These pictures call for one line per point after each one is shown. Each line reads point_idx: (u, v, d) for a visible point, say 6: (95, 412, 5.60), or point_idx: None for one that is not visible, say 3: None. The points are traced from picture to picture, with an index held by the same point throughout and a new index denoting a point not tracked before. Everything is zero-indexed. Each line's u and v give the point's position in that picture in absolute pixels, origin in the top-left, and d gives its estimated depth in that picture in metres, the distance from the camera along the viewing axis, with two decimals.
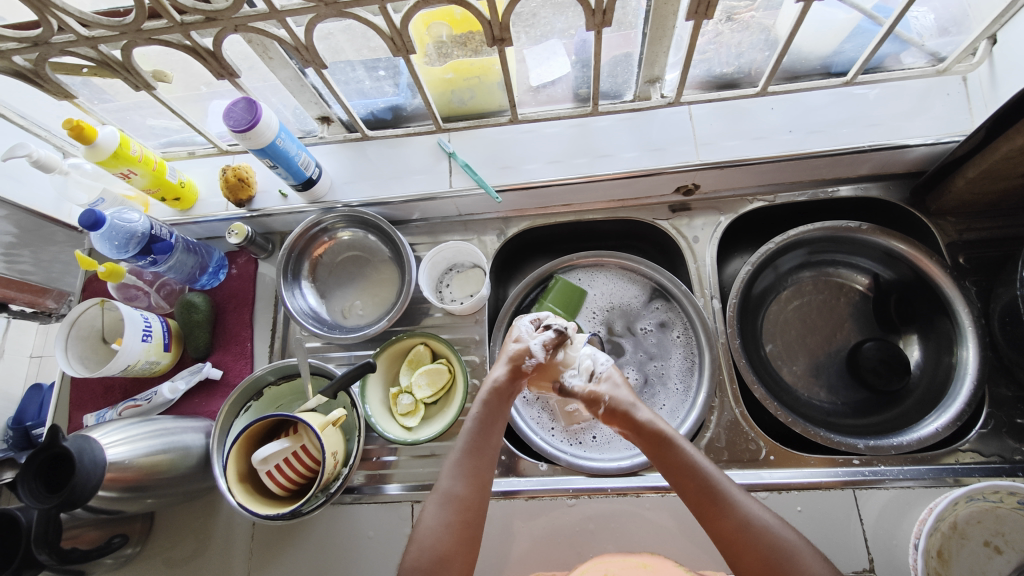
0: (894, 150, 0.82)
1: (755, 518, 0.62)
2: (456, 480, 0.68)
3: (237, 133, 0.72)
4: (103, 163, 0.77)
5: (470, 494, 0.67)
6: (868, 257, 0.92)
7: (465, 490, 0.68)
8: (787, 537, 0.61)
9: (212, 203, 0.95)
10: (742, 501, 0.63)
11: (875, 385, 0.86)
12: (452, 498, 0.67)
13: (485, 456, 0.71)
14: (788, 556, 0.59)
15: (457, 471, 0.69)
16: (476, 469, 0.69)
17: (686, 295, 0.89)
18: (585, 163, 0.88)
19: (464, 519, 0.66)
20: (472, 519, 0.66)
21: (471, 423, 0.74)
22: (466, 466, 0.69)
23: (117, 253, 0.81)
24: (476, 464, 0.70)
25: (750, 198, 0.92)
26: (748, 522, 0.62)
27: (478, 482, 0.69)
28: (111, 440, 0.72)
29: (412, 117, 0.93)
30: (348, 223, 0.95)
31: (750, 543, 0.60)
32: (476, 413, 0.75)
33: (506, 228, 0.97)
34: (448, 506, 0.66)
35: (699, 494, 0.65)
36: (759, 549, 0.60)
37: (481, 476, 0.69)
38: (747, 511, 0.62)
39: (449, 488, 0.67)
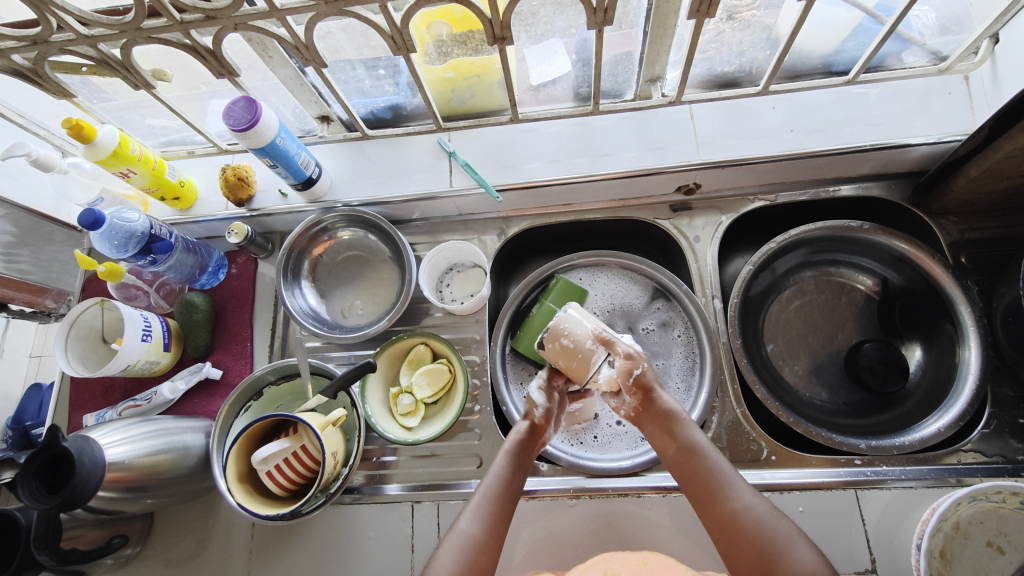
0: (895, 149, 0.82)
1: (751, 508, 0.63)
2: (474, 522, 0.66)
3: (237, 132, 0.72)
4: (103, 162, 0.77)
5: (487, 539, 0.65)
6: (870, 257, 0.92)
7: (482, 532, 0.65)
8: (784, 529, 0.61)
9: (212, 202, 0.95)
10: (741, 492, 0.65)
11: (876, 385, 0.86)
12: (469, 539, 0.64)
13: (507, 506, 0.68)
14: (782, 545, 0.59)
15: (476, 511, 0.67)
16: (497, 516, 0.67)
17: (687, 295, 0.89)
18: (586, 162, 0.88)
19: (479, 561, 0.63)
20: (487, 562, 0.63)
21: (495, 468, 0.71)
22: (486, 509, 0.67)
23: (117, 253, 0.81)
24: (498, 511, 0.67)
25: (751, 197, 0.92)
26: (745, 512, 0.63)
27: (498, 529, 0.66)
28: (110, 440, 0.71)
29: (412, 116, 0.93)
30: (348, 222, 0.94)
31: (745, 530, 0.62)
32: (504, 456, 0.72)
33: (506, 228, 0.97)
34: (462, 548, 0.63)
35: (701, 484, 0.67)
36: (753, 537, 0.61)
37: (500, 524, 0.67)
38: (747, 500, 0.64)
39: (466, 529, 0.65)
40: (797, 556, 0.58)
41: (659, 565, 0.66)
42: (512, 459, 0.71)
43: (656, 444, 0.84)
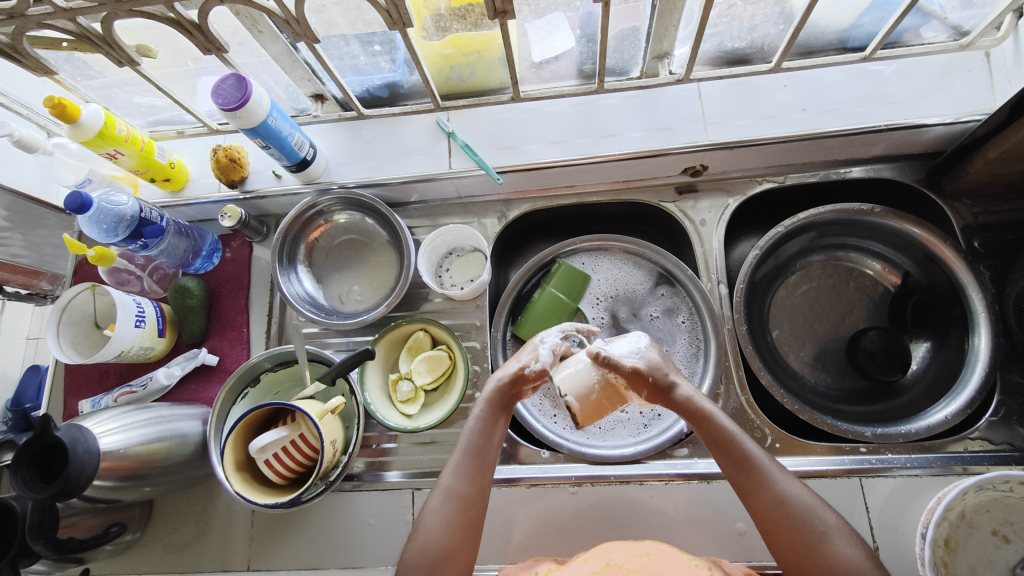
0: (910, 130, 0.79)
1: (793, 497, 0.61)
2: (458, 478, 0.65)
3: (226, 112, 0.69)
4: (88, 143, 0.74)
5: (472, 492, 0.64)
6: (881, 243, 0.90)
7: (468, 488, 0.64)
8: (825, 518, 0.60)
9: (203, 183, 0.92)
10: (784, 480, 0.62)
11: (875, 373, 0.86)
12: (454, 497, 0.63)
13: (488, 457, 0.67)
14: (823, 536, 0.58)
15: (459, 467, 0.65)
16: (480, 470, 0.66)
17: (692, 280, 0.87)
18: (589, 143, 0.85)
19: (465, 518, 0.63)
20: (473, 518, 0.63)
21: (474, 419, 0.69)
22: (469, 462, 0.66)
23: (106, 237, 0.78)
24: (480, 464, 0.66)
25: (759, 179, 0.89)
26: (785, 500, 0.61)
27: (481, 477, 0.65)
28: (104, 429, 0.70)
29: (410, 95, 0.90)
30: (344, 205, 0.91)
31: (787, 521, 0.60)
32: (484, 401, 0.70)
33: (507, 211, 0.94)
34: (450, 503, 0.63)
35: (736, 468, 0.64)
36: (796, 531, 0.59)
37: (483, 474, 0.66)
38: (785, 491, 0.61)
39: (450, 485, 0.64)
40: (839, 549, 0.57)
41: (661, 556, 0.65)
42: (491, 409, 0.69)
43: (658, 432, 0.83)
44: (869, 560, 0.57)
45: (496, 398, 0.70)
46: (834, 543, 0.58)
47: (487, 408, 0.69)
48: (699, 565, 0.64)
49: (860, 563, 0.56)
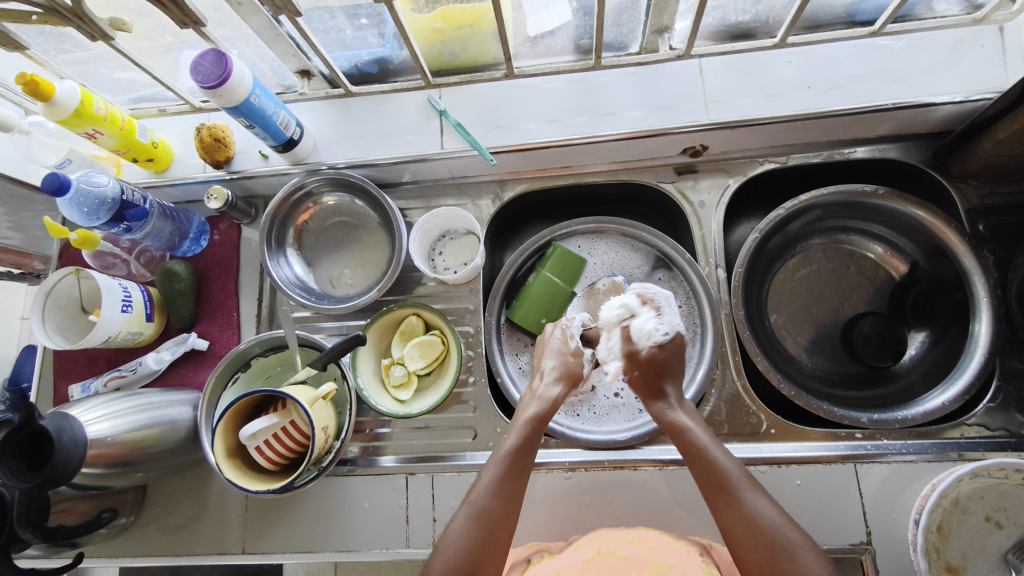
0: (918, 109, 0.76)
1: (761, 513, 0.58)
2: (490, 495, 0.62)
3: (206, 90, 0.66)
4: (65, 122, 0.71)
5: (503, 513, 0.62)
6: (883, 225, 0.88)
7: (500, 508, 0.62)
8: (792, 536, 0.56)
9: (188, 164, 0.89)
10: (752, 495, 0.59)
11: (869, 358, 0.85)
12: (485, 515, 0.61)
13: (522, 478, 0.65)
14: (786, 551, 0.54)
15: (492, 481, 0.63)
16: (514, 487, 0.63)
17: (689, 264, 0.85)
18: (586, 122, 0.82)
19: (496, 538, 0.60)
20: (504, 539, 0.60)
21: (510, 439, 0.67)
22: (504, 479, 0.63)
23: (87, 220, 0.76)
24: (515, 482, 0.64)
25: (760, 160, 0.87)
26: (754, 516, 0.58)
27: (515, 501, 0.63)
28: (91, 416, 0.69)
29: (400, 71, 0.87)
30: (332, 186, 0.89)
31: (751, 536, 0.57)
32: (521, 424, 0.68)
33: (501, 192, 0.92)
34: (478, 522, 0.60)
35: (710, 485, 0.62)
36: (760, 546, 0.56)
37: (516, 494, 0.63)
38: (755, 507, 0.58)
39: (480, 501, 0.62)
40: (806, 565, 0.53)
41: (654, 543, 0.65)
42: (529, 429, 0.68)
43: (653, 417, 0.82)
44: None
45: (536, 421, 0.69)
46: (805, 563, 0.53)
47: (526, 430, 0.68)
48: (691, 552, 0.64)
49: None
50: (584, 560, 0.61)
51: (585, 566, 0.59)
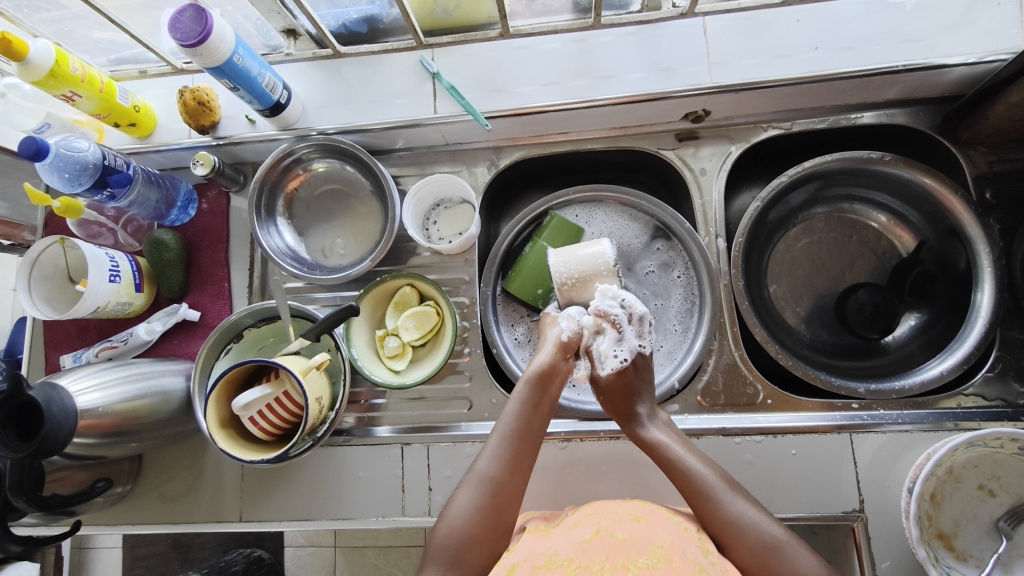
0: (930, 71, 0.73)
1: (742, 515, 0.60)
2: (494, 462, 0.63)
3: (186, 48, 0.63)
4: (41, 84, 0.68)
5: (508, 480, 0.62)
6: (888, 194, 0.86)
7: (502, 474, 0.62)
8: (774, 532, 0.59)
9: (172, 129, 0.86)
10: (731, 498, 0.62)
11: (863, 327, 0.85)
12: (488, 480, 0.62)
13: (530, 445, 0.65)
14: (776, 550, 0.57)
15: (494, 450, 0.64)
16: (519, 455, 0.64)
17: (690, 234, 0.83)
18: (585, 85, 0.79)
19: (498, 503, 0.61)
20: (507, 503, 0.61)
21: (512, 404, 0.68)
22: (506, 447, 0.64)
23: (69, 186, 0.74)
24: (518, 448, 0.64)
25: (764, 125, 0.84)
26: (740, 522, 0.59)
27: (519, 469, 0.63)
28: (80, 386, 0.68)
29: (391, 31, 0.83)
30: (322, 152, 0.86)
31: (739, 538, 0.59)
32: (522, 390, 0.68)
33: (497, 159, 0.89)
34: (482, 488, 0.61)
35: (688, 494, 0.63)
36: (751, 546, 0.58)
37: (521, 461, 0.64)
38: (736, 509, 0.60)
39: (484, 470, 0.62)
40: (796, 562, 0.56)
41: (652, 520, 0.65)
42: (530, 394, 0.68)
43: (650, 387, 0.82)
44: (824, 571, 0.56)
45: (536, 384, 0.69)
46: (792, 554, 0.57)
47: (526, 394, 0.68)
48: (688, 526, 0.64)
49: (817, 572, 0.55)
50: (582, 541, 0.61)
51: (583, 548, 0.59)
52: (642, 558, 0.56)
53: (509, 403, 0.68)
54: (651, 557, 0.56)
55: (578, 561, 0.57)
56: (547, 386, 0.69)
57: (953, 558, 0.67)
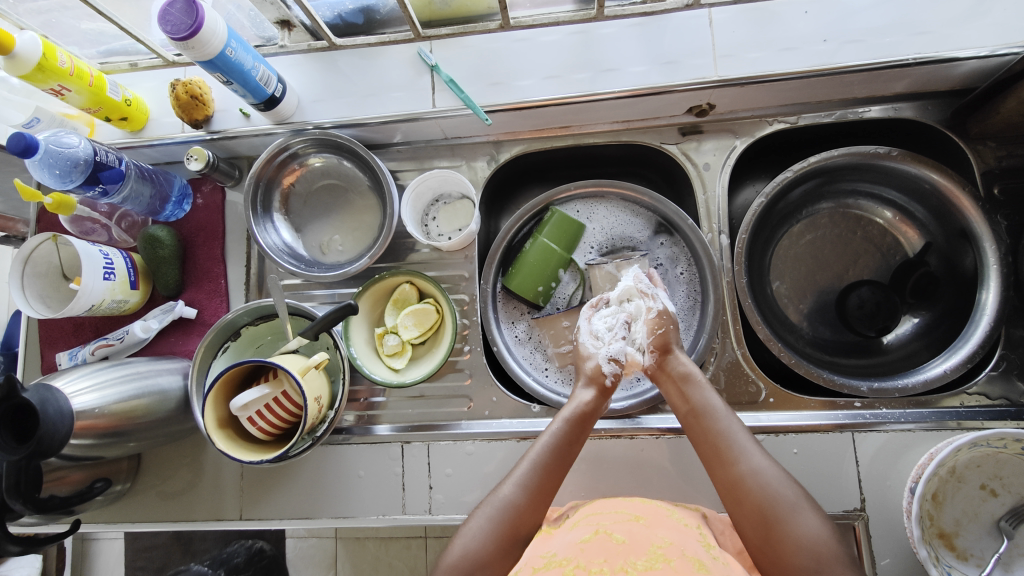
0: (941, 64, 0.71)
1: (761, 470, 0.60)
2: (518, 488, 0.62)
3: (177, 42, 0.62)
4: (28, 78, 0.67)
5: (530, 510, 0.62)
6: (896, 190, 0.85)
7: (525, 502, 0.62)
8: (789, 492, 0.58)
9: (165, 123, 0.85)
10: (752, 454, 0.61)
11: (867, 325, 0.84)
12: (509, 506, 0.62)
13: (557, 479, 0.64)
14: (786, 510, 0.57)
15: (521, 477, 0.63)
16: (545, 486, 0.63)
17: (692, 230, 0.82)
18: (587, 79, 0.78)
19: (515, 529, 0.61)
20: (523, 531, 0.61)
21: (548, 435, 0.66)
22: (535, 478, 0.63)
23: (60, 182, 0.72)
24: (545, 481, 0.63)
25: (769, 119, 0.82)
26: (752, 478, 0.60)
27: (542, 500, 0.63)
28: (76, 388, 0.67)
29: (388, 22, 0.82)
30: (318, 147, 0.84)
31: (750, 493, 0.59)
32: (559, 422, 0.67)
33: (497, 153, 0.87)
34: (503, 512, 0.61)
35: (710, 446, 0.64)
36: (758, 503, 0.58)
37: (545, 494, 0.63)
38: (756, 463, 0.61)
39: (507, 494, 0.62)
40: (803, 524, 0.56)
41: (652, 521, 0.64)
42: (568, 432, 0.66)
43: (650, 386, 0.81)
44: (831, 540, 0.55)
45: (576, 420, 0.67)
46: (801, 517, 0.56)
47: (562, 431, 0.66)
48: (689, 526, 0.64)
49: (824, 539, 0.55)
50: (582, 541, 0.61)
51: (582, 548, 0.59)
52: (641, 560, 0.56)
53: (543, 436, 0.66)
54: (650, 558, 0.56)
55: (576, 560, 0.56)
56: (583, 426, 0.67)
57: (953, 557, 0.67)
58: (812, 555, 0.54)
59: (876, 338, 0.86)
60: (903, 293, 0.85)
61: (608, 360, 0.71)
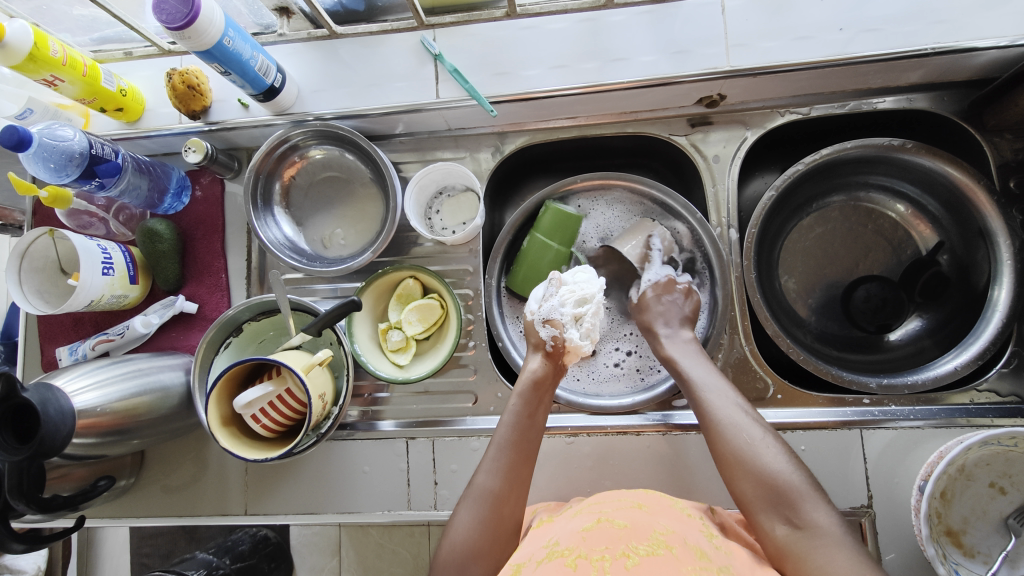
0: (959, 55, 0.69)
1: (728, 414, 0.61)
2: (490, 475, 0.61)
3: (172, 31, 0.60)
4: (20, 68, 0.64)
5: (509, 490, 0.60)
6: (910, 183, 0.83)
7: (500, 485, 0.60)
8: (753, 433, 0.59)
9: (161, 114, 0.82)
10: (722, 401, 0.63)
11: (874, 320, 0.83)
12: (486, 494, 0.60)
13: (528, 455, 0.64)
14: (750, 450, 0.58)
15: (494, 464, 0.62)
16: (514, 464, 0.62)
17: (701, 224, 0.80)
18: (595, 69, 0.75)
19: (502, 514, 0.59)
20: (510, 514, 0.59)
21: (508, 415, 0.66)
22: (503, 459, 0.62)
23: (56, 177, 0.70)
24: (517, 461, 0.62)
25: (781, 110, 0.80)
26: (720, 422, 0.61)
27: (517, 477, 0.62)
28: (77, 387, 0.67)
29: (389, 9, 0.79)
30: (319, 139, 0.82)
31: (719, 436, 0.60)
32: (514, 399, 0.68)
33: (502, 144, 0.85)
34: (483, 503, 0.59)
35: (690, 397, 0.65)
36: (725, 444, 0.59)
37: (519, 473, 0.62)
38: (723, 409, 0.62)
39: (484, 484, 0.61)
40: (765, 460, 0.57)
41: (654, 508, 0.62)
42: (524, 403, 0.67)
43: (659, 380, 0.81)
44: (793, 472, 0.56)
45: (526, 391, 0.68)
46: (762, 453, 0.57)
47: (519, 405, 0.67)
48: (691, 517, 0.62)
49: (786, 471, 0.56)
50: (583, 529, 0.59)
51: (584, 536, 0.57)
52: (643, 544, 0.54)
53: (504, 416, 0.66)
54: (652, 543, 0.54)
55: (578, 550, 0.54)
56: (541, 394, 0.68)
57: (960, 555, 0.67)
58: (774, 488, 0.55)
59: (883, 334, 0.85)
60: (912, 293, 0.85)
61: (545, 326, 0.73)
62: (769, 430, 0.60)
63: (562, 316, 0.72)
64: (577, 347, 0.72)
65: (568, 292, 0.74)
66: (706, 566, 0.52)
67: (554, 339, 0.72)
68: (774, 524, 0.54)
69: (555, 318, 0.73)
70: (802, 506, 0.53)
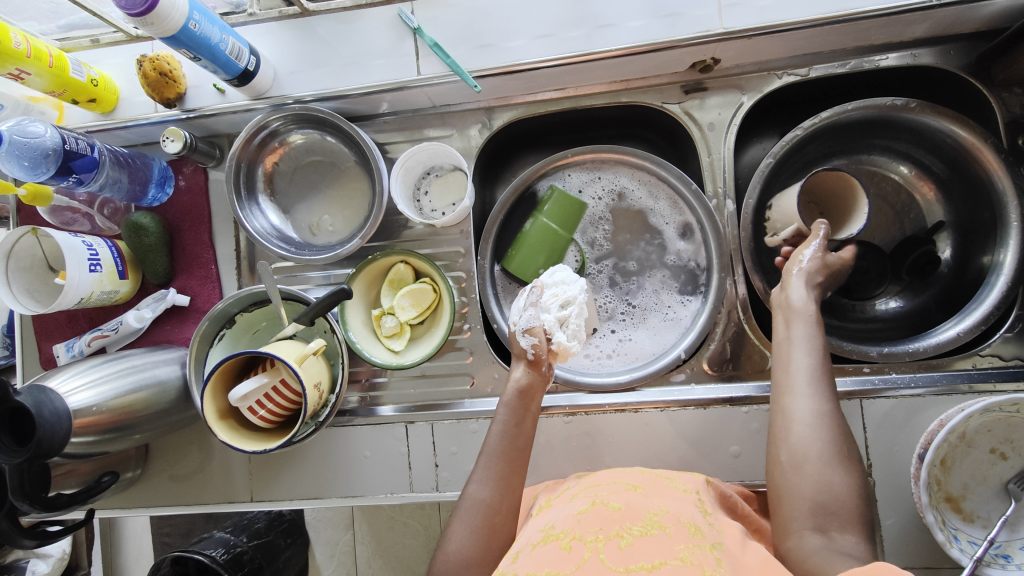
0: (966, 6, 0.65)
1: (808, 414, 0.55)
2: (485, 487, 0.61)
3: (134, 18, 0.57)
4: None
5: (501, 500, 0.61)
6: (915, 144, 0.80)
7: (492, 495, 0.61)
8: (821, 438, 0.54)
9: (136, 102, 0.80)
10: (804, 397, 0.56)
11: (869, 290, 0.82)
12: (479, 504, 0.60)
13: (518, 463, 0.64)
14: (810, 457, 0.53)
15: (485, 474, 0.62)
16: (507, 472, 0.62)
17: (696, 196, 0.78)
18: (581, 37, 0.72)
19: (496, 524, 0.59)
20: (501, 523, 0.60)
21: (497, 425, 0.66)
22: (496, 468, 0.62)
23: (32, 174, 0.69)
24: (508, 470, 0.62)
25: (778, 72, 0.77)
26: (807, 420, 0.55)
27: (512, 486, 0.62)
28: (71, 387, 0.66)
29: None
30: (298, 122, 0.79)
31: (796, 434, 0.55)
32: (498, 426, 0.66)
33: (489, 120, 0.83)
34: (475, 513, 0.60)
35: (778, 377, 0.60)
36: (797, 442, 0.54)
37: (513, 482, 0.62)
38: (816, 409, 0.55)
39: (476, 494, 0.61)
40: (830, 473, 0.52)
41: (650, 490, 0.61)
42: (511, 413, 0.66)
43: (658, 357, 0.79)
44: (856, 496, 0.51)
45: (515, 402, 0.67)
46: (827, 466, 0.52)
47: (505, 416, 0.66)
48: (687, 493, 0.61)
49: (844, 493, 0.51)
50: (578, 512, 0.58)
51: (579, 518, 0.57)
52: (637, 525, 0.54)
53: (491, 427, 0.66)
54: (646, 524, 0.54)
55: (573, 532, 0.54)
56: (527, 402, 0.67)
57: (960, 520, 0.67)
58: (825, 503, 0.51)
59: (876, 304, 0.85)
60: (899, 267, 0.81)
61: (525, 334, 0.71)
62: (850, 443, 0.54)
63: (546, 321, 0.71)
64: (563, 348, 0.70)
65: (551, 296, 0.73)
66: (699, 542, 0.52)
67: (535, 347, 0.70)
68: (806, 532, 0.50)
69: (536, 326, 0.71)
70: (845, 533, 0.50)
